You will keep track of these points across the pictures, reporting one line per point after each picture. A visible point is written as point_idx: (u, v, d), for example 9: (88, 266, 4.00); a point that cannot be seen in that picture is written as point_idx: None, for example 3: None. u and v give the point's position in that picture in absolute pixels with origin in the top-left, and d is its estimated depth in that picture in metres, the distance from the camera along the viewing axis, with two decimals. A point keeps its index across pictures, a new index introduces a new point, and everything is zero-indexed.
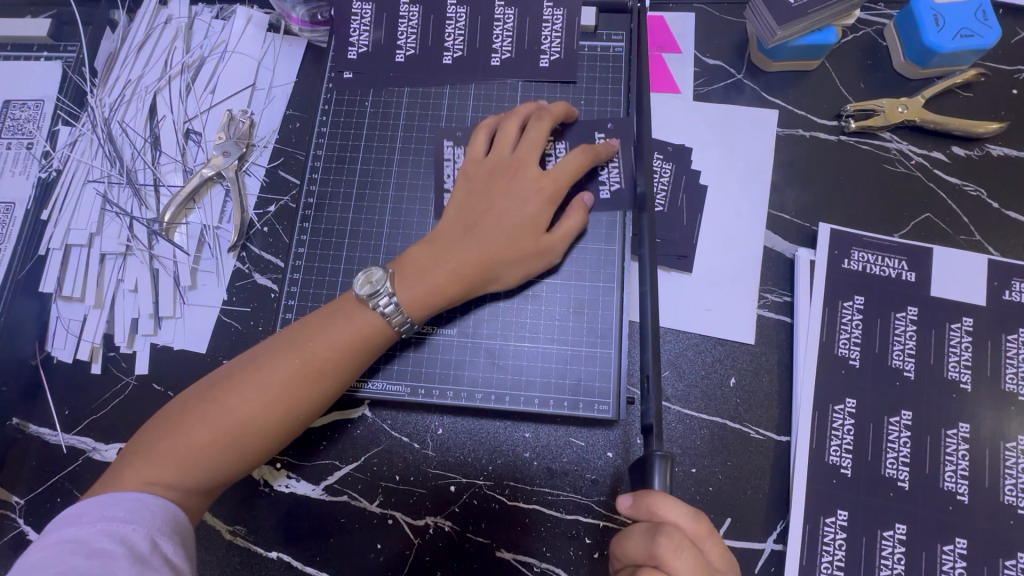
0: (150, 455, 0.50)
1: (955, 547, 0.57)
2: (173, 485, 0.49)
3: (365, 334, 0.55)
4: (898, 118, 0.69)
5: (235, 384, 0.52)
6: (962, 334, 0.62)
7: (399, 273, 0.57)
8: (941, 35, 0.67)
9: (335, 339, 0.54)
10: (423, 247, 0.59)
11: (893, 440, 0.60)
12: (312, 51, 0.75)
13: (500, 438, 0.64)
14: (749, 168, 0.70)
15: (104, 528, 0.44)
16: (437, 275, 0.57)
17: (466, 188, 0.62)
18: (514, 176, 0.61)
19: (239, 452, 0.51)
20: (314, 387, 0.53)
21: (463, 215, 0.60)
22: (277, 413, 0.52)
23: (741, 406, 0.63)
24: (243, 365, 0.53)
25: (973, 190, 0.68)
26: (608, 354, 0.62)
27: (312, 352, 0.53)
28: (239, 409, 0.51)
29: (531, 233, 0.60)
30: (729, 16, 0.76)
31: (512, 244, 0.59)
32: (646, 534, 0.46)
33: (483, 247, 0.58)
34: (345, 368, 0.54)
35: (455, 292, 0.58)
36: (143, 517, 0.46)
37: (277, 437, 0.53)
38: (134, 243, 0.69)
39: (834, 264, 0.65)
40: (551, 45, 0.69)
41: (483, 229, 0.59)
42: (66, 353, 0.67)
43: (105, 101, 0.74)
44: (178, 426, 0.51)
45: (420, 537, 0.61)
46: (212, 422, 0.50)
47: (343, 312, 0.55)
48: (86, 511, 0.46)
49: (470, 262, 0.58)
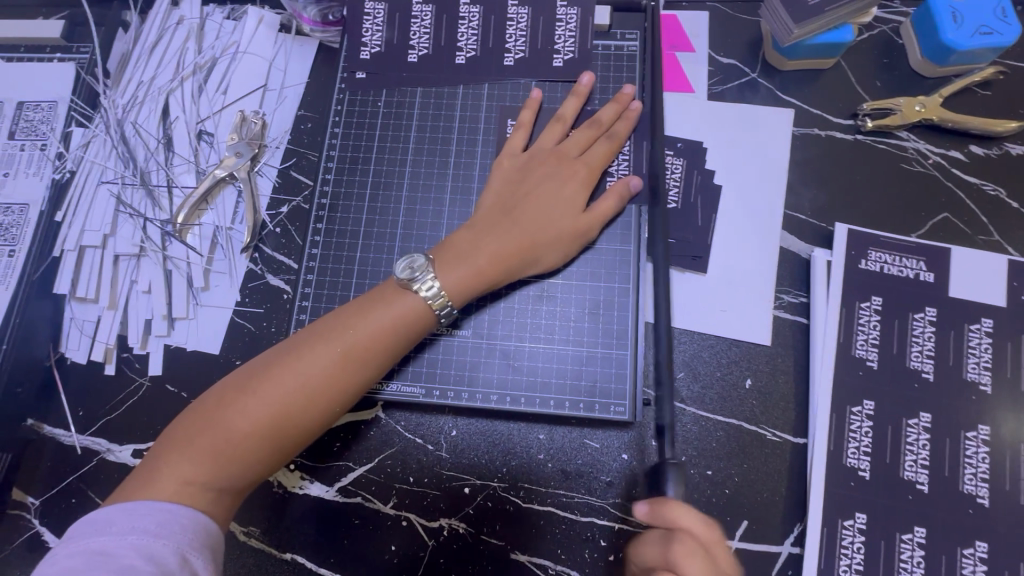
0: (185, 452, 0.49)
1: (975, 551, 0.56)
2: (209, 483, 0.49)
3: (402, 323, 0.55)
4: (916, 117, 0.68)
5: (270, 376, 0.51)
6: (981, 335, 0.62)
7: (438, 258, 0.57)
8: (961, 32, 0.66)
9: (373, 330, 0.54)
10: (459, 236, 0.59)
11: (912, 443, 0.59)
12: (323, 51, 0.75)
13: (514, 440, 0.63)
14: (764, 167, 0.69)
15: (135, 544, 0.44)
16: (478, 258, 0.57)
17: (501, 177, 0.63)
18: (551, 163, 0.62)
19: (277, 445, 0.51)
20: (352, 377, 0.53)
21: (498, 199, 0.61)
22: (314, 404, 0.52)
23: (757, 408, 0.63)
24: (278, 356, 0.52)
25: (991, 190, 0.67)
26: (624, 355, 0.61)
27: (347, 344, 0.53)
28: (276, 402, 0.51)
29: (569, 213, 0.60)
30: (743, 14, 0.75)
31: (550, 223, 0.59)
32: (662, 542, 0.47)
33: (524, 229, 0.59)
34: (382, 356, 0.54)
35: (496, 274, 0.58)
36: (174, 531, 0.46)
37: (312, 430, 0.53)
38: (147, 244, 0.69)
39: (851, 265, 0.65)
40: (565, 44, 0.68)
41: (520, 212, 0.59)
42: (80, 354, 0.67)
43: (118, 102, 0.74)
44: (214, 420, 0.50)
45: (434, 538, 0.61)
46: (248, 416, 0.50)
47: (379, 301, 0.55)
48: (115, 521, 0.45)
49: (510, 246, 0.58)
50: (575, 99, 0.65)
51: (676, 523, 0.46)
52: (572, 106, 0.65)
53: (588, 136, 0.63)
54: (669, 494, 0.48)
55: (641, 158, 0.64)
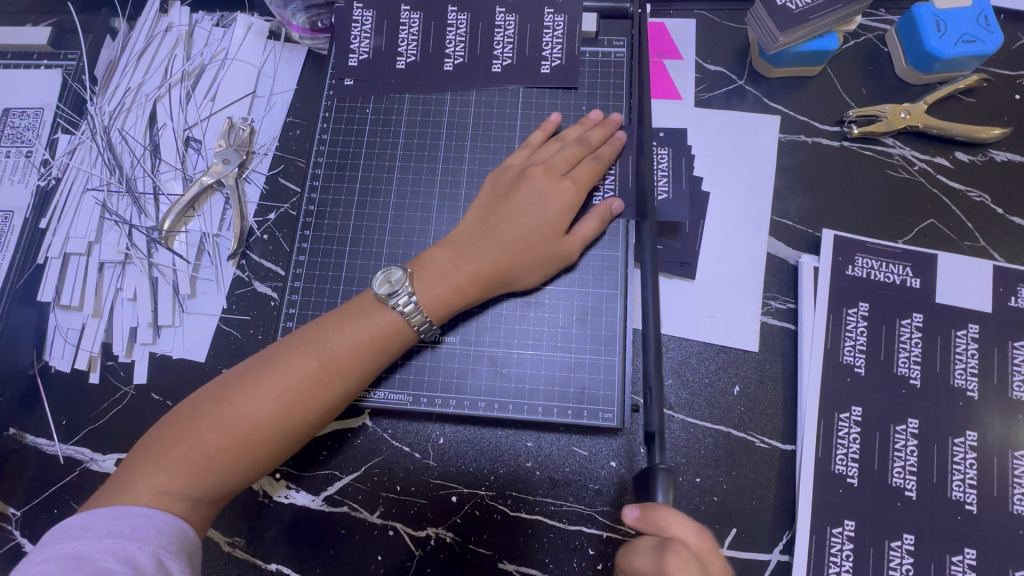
0: (160, 462, 0.49)
1: (964, 558, 0.56)
2: (183, 494, 0.49)
3: (382, 336, 0.54)
4: (901, 123, 0.68)
5: (248, 386, 0.51)
6: (968, 341, 0.62)
7: (417, 273, 0.57)
8: (944, 40, 0.66)
9: (354, 343, 0.53)
10: (438, 250, 0.59)
11: (900, 449, 0.59)
12: (312, 59, 0.75)
13: (502, 447, 0.63)
14: (751, 174, 0.69)
15: (110, 547, 0.44)
16: (456, 275, 0.57)
17: (487, 193, 0.62)
18: (536, 177, 0.61)
19: (256, 458, 0.51)
20: (331, 390, 0.53)
21: (483, 216, 0.60)
22: (291, 417, 0.51)
23: (745, 415, 0.62)
24: (256, 368, 0.52)
25: (977, 197, 0.68)
26: (612, 361, 0.61)
27: (326, 357, 0.53)
28: (253, 413, 0.50)
29: (550, 236, 0.59)
30: (730, 22, 0.75)
31: (531, 245, 0.59)
32: (653, 550, 0.44)
33: (506, 252, 0.58)
34: (362, 369, 0.54)
35: (474, 292, 0.58)
36: (149, 534, 0.46)
37: (290, 443, 0.52)
38: (133, 251, 0.68)
39: (838, 270, 0.65)
40: (553, 51, 0.68)
41: (502, 231, 0.59)
42: (64, 362, 0.66)
43: (105, 109, 0.73)
44: (191, 431, 0.50)
45: (421, 548, 0.60)
46: (224, 427, 0.50)
47: (359, 313, 0.55)
48: (90, 524, 0.45)
49: (490, 263, 0.58)
50: (579, 127, 0.65)
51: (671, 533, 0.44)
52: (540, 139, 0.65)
53: (575, 151, 0.62)
54: (659, 499, 0.46)
55: (629, 171, 0.64)
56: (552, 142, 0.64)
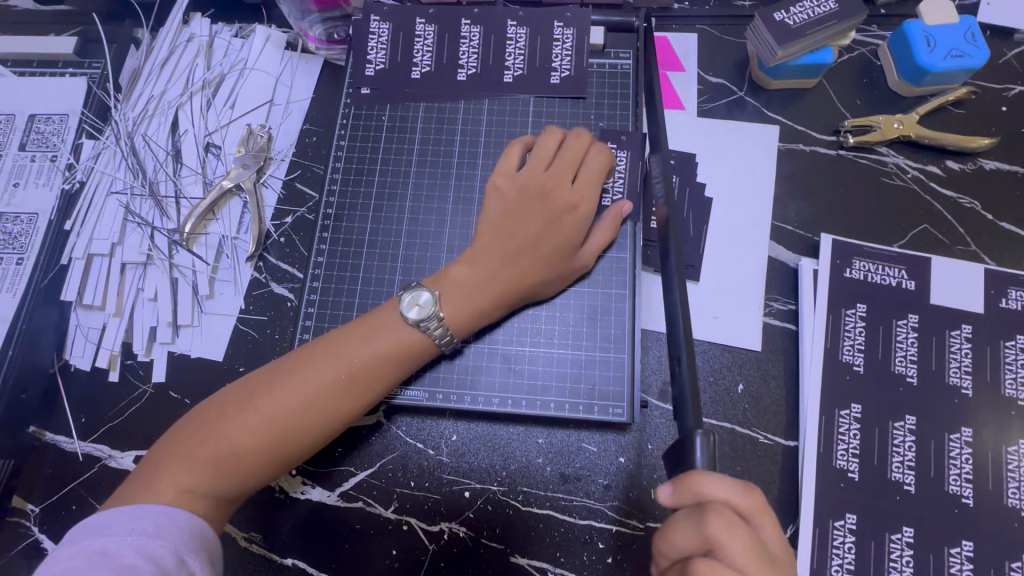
0: (186, 461, 0.50)
1: (961, 550, 0.58)
2: (207, 493, 0.50)
3: (404, 346, 0.56)
4: (894, 133, 0.72)
5: (275, 390, 0.53)
6: (961, 341, 0.64)
7: (441, 293, 0.59)
8: (934, 54, 0.70)
9: (376, 350, 0.56)
10: (459, 268, 0.60)
11: (898, 444, 0.61)
12: (328, 68, 0.78)
13: (514, 444, 0.65)
14: (752, 181, 0.72)
15: (134, 544, 0.45)
16: (479, 295, 0.59)
17: (499, 196, 0.62)
18: (554, 191, 0.61)
19: (276, 458, 0.52)
20: (355, 397, 0.54)
21: (502, 231, 0.60)
22: (316, 422, 0.53)
23: (749, 412, 0.65)
24: (279, 373, 0.54)
25: (967, 204, 0.71)
26: (621, 359, 0.63)
27: (351, 364, 0.54)
28: (280, 417, 0.52)
29: (571, 249, 0.61)
30: (730, 36, 0.79)
31: (553, 260, 0.61)
32: (692, 519, 0.45)
33: (528, 269, 0.60)
34: (384, 378, 0.56)
35: (495, 309, 0.60)
36: (171, 532, 0.47)
37: (312, 447, 0.54)
38: (155, 252, 0.70)
39: (836, 273, 0.67)
40: (562, 63, 0.71)
41: (525, 247, 0.60)
42: (84, 361, 0.67)
43: (128, 115, 0.76)
44: (216, 431, 0.51)
45: (435, 543, 0.62)
46: (250, 429, 0.51)
47: (383, 324, 0.57)
48: (113, 523, 0.46)
49: (512, 281, 0.60)
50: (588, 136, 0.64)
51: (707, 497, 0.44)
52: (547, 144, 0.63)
53: (593, 163, 0.63)
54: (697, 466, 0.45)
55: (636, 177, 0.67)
56: (564, 149, 0.63)
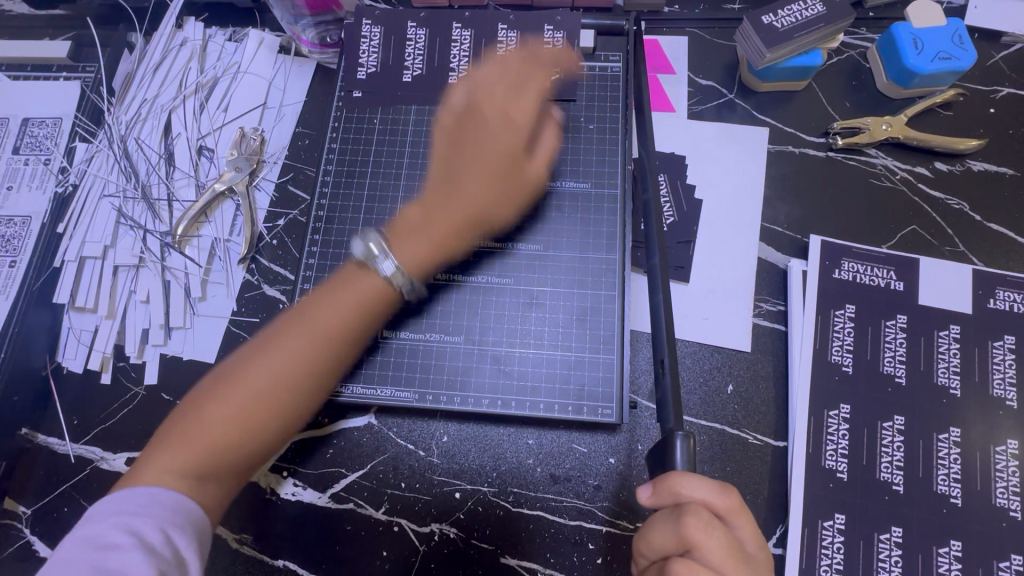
0: (173, 446, 0.49)
1: (950, 549, 0.58)
2: (202, 473, 0.49)
3: (365, 302, 0.56)
4: (883, 135, 0.72)
5: (249, 362, 0.52)
6: (950, 341, 0.65)
7: (393, 236, 0.60)
8: (921, 57, 0.70)
9: (335, 315, 0.55)
10: (411, 212, 0.62)
11: (887, 445, 0.62)
12: (321, 71, 0.78)
13: (504, 444, 0.65)
14: (742, 183, 0.72)
15: (115, 525, 0.44)
16: (428, 237, 0.60)
17: (444, 144, 0.65)
18: (489, 124, 0.65)
19: (256, 433, 0.51)
20: (325, 357, 0.54)
21: (445, 167, 0.64)
22: (294, 387, 0.52)
23: (739, 412, 0.65)
24: (241, 353, 0.52)
25: (956, 205, 0.71)
26: (611, 360, 0.64)
27: (316, 324, 0.54)
28: (258, 386, 0.51)
29: (513, 159, 0.64)
30: (720, 39, 0.79)
31: (496, 182, 0.63)
32: (671, 520, 0.46)
33: (471, 198, 0.62)
34: (350, 335, 0.55)
35: (449, 242, 0.61)
36: (154, 510, 0.45)
37: (297, 411, 0.53)
38: (147, 255, 0.71)
39: (825, 274, 0.68)
40: (554, 65, 0.72)
41: (465, 185, 0.62)
42: (77, 363, 0.68)
43: (121, 119, 0.76)
44: (188, 417, 0.50)
45: (425, 544, 0.62)
46: (232, 402, 0.50)
47: (342, 283, 0.56)
48: (100, 513, 0.45)
49: (460, 217, 0.62)
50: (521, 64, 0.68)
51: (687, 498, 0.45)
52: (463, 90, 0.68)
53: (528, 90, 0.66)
54: (678, 466, 0.46)
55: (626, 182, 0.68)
56: (494, 73, 0.67)
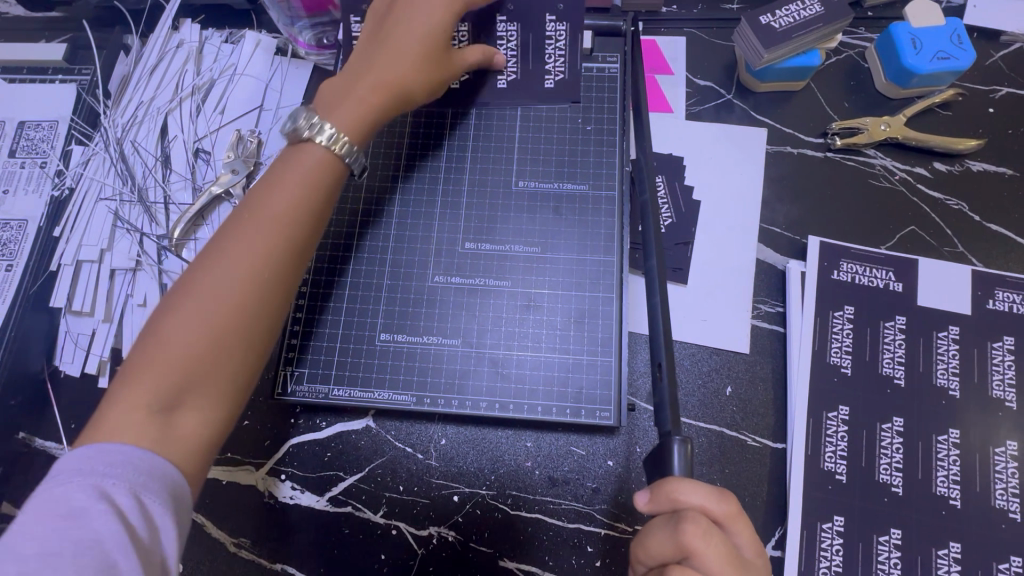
0: (122, 399, 0.42)
1: (949, 551, 0.58)
2: (164, 418, 0.42)
3: (316, 164, 0.51)
4: (882, 136, 0.72)
5: (191, 288, 0.45)
6: (949, 342, 0.64)
7: (319, 106, 0.55)
8: (920, 57, 0.70)
9: (298, 167, 0.51)
10: (335, 82, 0.56)
11: (886, 446, 0.62)
12: (318, 73, 0.78)
13: (502, 447, 0.65)
14: (740, 184, 0.72)
15: (82, 484, 0.38)
16: (360, 94, 0.55)
17: (365, 48, 0.58)
18: (404, 19, 0.58)
19: (228, 353, 0.45)
20: (290, 226, 0.48)
21: (371, 42, 0.58)
22: (255, 268, 0.46)
23: (737, 415, 0.65)
24: (179, 286, 0.45)
25: (955, 205, 0.71)
26: (609, 362, 0.63)
27: (264, 210, 0.48)
28: (208, 305, 0.44)
29: (436, 51, 0.58)
30: (719, 40, 0.79)
31: (421, 47, 0.57)
32: (668, 526, 0.46)
33: (394, 61, 0.56)
34: (305, 207, 0.50)
35: (382, 102, 0.56)
36: (126, 471, 0.39)
37: (263, 314, 0.46)
38: (144, 258, 0.71)
39: (823, 275, 0.68)
40: (556, 65, 0.69)
41: (394, 42, 0.57)
42: (73, 367, 0.67)
43: (117, 122, 0.76)
44: (138, 361, 0.43)
45: (424, 547, 0.62)
46: (180, 334, 0.43)
47: (285, 161, 0.51)
48: (63, 472, 0.39)
49: (384, 79, 0.56)
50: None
51: (684, 502, 0.45)
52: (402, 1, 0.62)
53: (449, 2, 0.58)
54: (676, 472, 0.47)
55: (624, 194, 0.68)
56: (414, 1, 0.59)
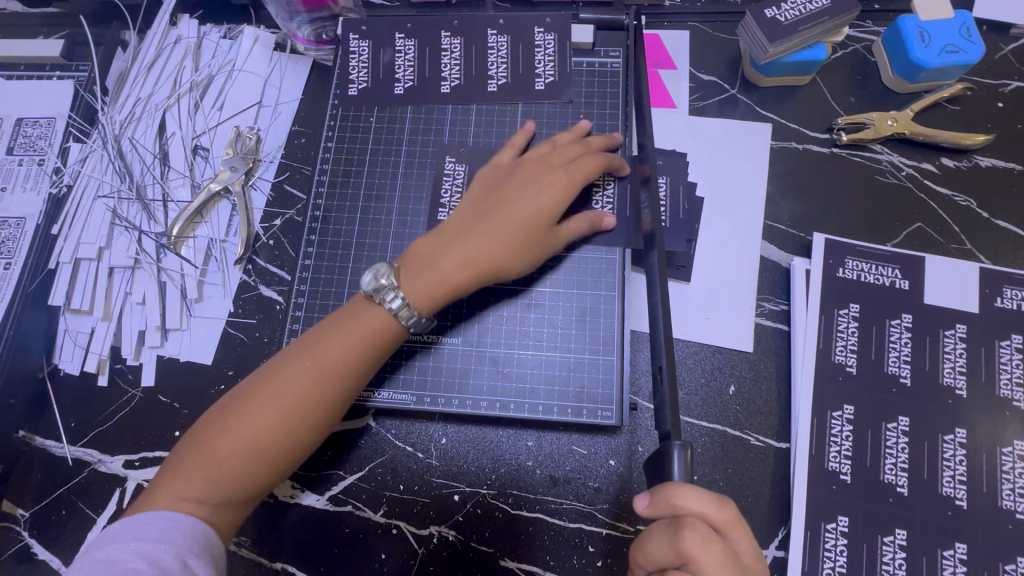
0: (179, 473, 0.50)
1: (955, 552, 0.57)
2: (205, 500, 0.50)
3: (371, 337, 0.55)
4: (888, 131, 0.71)
5: (252, 397, 0.52)
6: (956, 340, 0.63)
7: (403, 268, 0.58)
8: (928, 50, 0.69)
9: (360, 325, 0.55)
10: (427, 241, 0.60)
11: (891, 446, 0.61)
12: (317, 69, 0.77)
13: (503, 447, 0.64)
14: (743, 180, 0.71)
15: (138, 549, 0.45)
16: (442, 268, 0.58)
17: (473, 198, 0.62)
18: (533, 171, 0.62)
19: (266, 467, 0.52)
20: (332, 387, 0.53)
21: (475, 207, 0.61)
22: (302, 405, 0.52)
23: (740, 414, 0.64)
24: (248, 386, 0.53)
25: (962, 201, 0.70)
26: (611, 361, 0.63)
27: (322, 357, 0.54)
28: (260, 420, 0.51)
29: (544, 225, 0.60)
30: (723, 33, 0.78)
31: (526, 235, 0.59)
32: (667, 530, 0.46)
33: (490, 238, 0.58)
34: (359, 361, 0.55)
35: (461, 281, 0.58)
36: (174, 537, 0.47)
37: (303, 441, 0.53)
38: (143, 256, 0.70)
39: (829, 272, 0.67)
40: (546, 68, 0.71)
41: (499, 214, 0.59)
42: (73, 365, 0.67)
43: (115, 119, 0.75)
44: (197, 447, 0.51)
45: (424, 546, 0.62)
46: (235, 435, 0.51)
47: (352, 315, 0.56)
48: (120, 532, 0.47)
49: (474, 253, 0.58)
50: (571, 133, 0.66)
51: (685, 509, 0.45)
52: (565, 136, 0.66)
53: (572, 149, 0.63)
54: (675, 477, 0.46)
55: (627, 187, 0.66)
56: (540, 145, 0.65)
